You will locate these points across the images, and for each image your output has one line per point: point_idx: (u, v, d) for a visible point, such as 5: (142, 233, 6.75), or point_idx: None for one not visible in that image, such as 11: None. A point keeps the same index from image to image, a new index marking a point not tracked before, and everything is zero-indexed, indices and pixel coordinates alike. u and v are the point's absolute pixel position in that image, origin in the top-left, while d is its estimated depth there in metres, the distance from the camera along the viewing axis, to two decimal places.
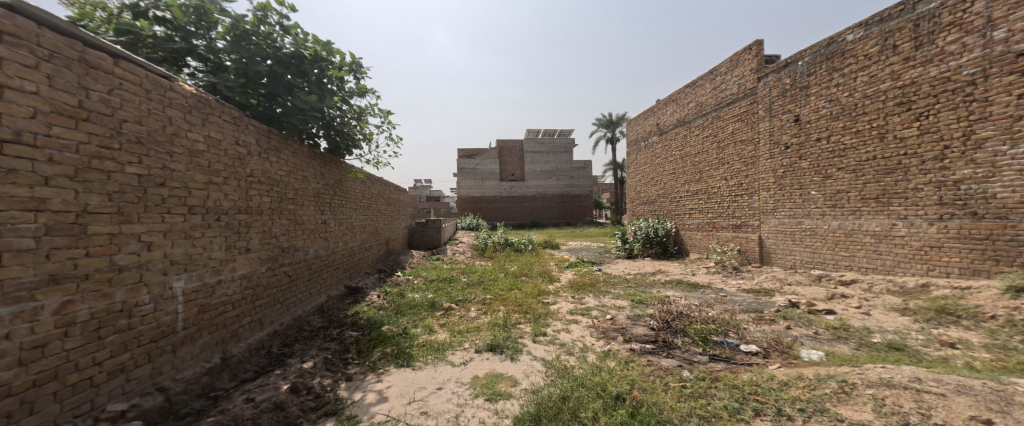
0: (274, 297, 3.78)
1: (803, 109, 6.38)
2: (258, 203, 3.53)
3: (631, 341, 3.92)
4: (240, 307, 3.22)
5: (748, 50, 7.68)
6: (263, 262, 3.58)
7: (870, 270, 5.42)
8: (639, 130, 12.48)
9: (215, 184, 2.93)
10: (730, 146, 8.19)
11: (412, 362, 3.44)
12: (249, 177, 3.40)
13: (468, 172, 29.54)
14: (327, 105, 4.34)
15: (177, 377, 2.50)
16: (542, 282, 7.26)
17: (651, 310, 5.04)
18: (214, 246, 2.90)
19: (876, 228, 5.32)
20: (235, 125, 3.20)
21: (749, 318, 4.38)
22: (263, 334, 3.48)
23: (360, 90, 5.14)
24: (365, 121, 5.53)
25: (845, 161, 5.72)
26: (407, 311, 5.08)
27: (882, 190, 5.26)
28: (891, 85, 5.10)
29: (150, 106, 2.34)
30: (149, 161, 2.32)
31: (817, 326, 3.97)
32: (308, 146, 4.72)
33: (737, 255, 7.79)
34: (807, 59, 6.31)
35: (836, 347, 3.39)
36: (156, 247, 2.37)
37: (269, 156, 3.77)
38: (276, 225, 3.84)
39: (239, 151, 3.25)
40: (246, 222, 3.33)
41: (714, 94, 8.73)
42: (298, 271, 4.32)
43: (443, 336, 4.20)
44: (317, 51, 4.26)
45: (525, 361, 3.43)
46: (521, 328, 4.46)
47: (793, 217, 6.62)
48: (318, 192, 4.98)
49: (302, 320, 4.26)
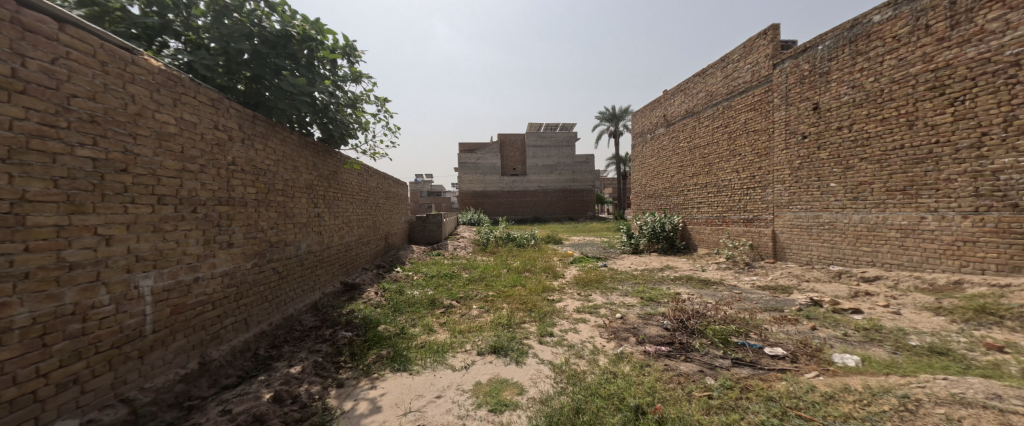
0: (261, 295, 3.51)
1: (822, 97, 6.03)
2: (242, 194, 3.25)
3: (645, 343, 3.66)
4: (221, 307, 2.95)
5: (762, 35, 7.32)
6: (248, 258, 3.32)
7: (894, 266, 5.12)
8: (645, 122, 12.11)
9: (190, 172, 2.65)
10: (742, 137, 7.86)
11: (410, 366, 3.17)
12: (231, 165, 3.11)
13: (469, 167, 29.21)
14: (318, 89, 4.04)
15: (145, 386, 2.24)
16: (546, 278, 7.01)
17: (662, 309, 4.77)
18: (190, 239, 2.63)
19: (902, 222, 5.02)
20: (214, 107, 2.92)
21: (770, 318, 4.10)
22: (248, 336, 3.22)
23: (354, 75, 4.85)
24: (360, 109, 5.24)
25: (868, 151, 5.41)
26: (405, 309, 4.81)
27: (910, 181, 4.95)
28: (923, 68, 4.77)
29: (107, 81, 2.06)
30: (106, 143, 2.04)
31: (846, 327, 3.69)
32: (300, 135, 4.43)
33: (749, 250, 7.49)
34: (828, 43, 5.96)
35: (871, 350, 3.12)
36: (117, 241, 2.10)
37: (255, 142, 3.48)
38: (263, 218, 3.57)
39: (218, 136, 2.96)
40: (228, 215, 3.06)
41: (725, 82, 8.38)
42: (289, 267, 4.06)
43: (444, 336, 3.93)
44: (306, 29, 3.93)
45: (532, 366, 3.17)
46: (526, 327, 4.19)
47: (810, 211, 6.30)
48: (311, 184, 4.71)
49: (294, 319, 4.01)
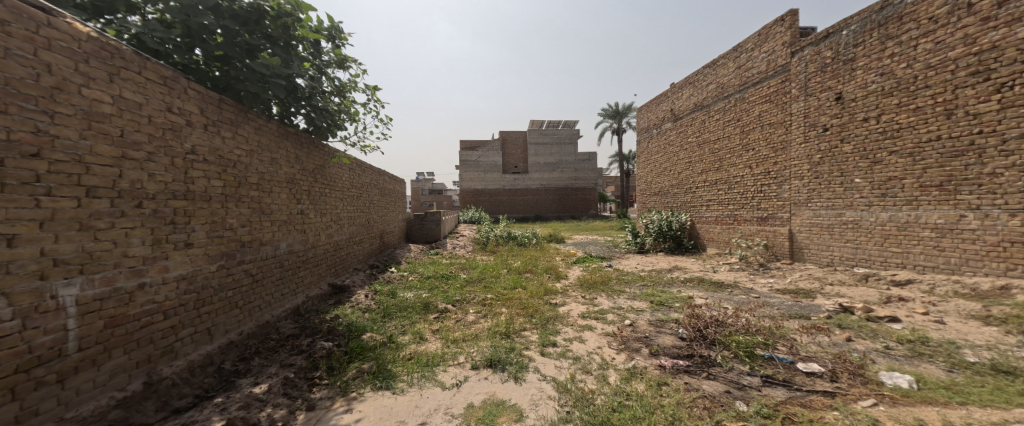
0: (228, 301, 3.13)
1: (847, 86, 5.59)
2: (204, 187, 2.86)
3: (659, 356, 3.25)
4: (176, 317, 2.57)
5: (780, 22, 6.87)
6: (212, 260, 2.93)
7: (929, 269, 4.71)
8: (651, 117, 11.65)
9: (133, 160, 2.27)
10: (757, 130, 7.41)
11: (393, 383, 2.79)
12: (190, 155, 2.72)
13: (471, 165, 28.79)
14: (296, 72, 3.61)
15: (66, 416, 1.90)
16: (548, 280, 6.61)
17: (676, 316, 4.36)
18: (132, 239, 2.25)
19: (938, 220, 4.61)
20: (166, 87, 2.53)
21: (798, 327, 3.69)
22: (211, 348, 2.84)
23: (339, 59, 4.45)
24: (348, 98, 4.85)
25: (899, 144, 4.98)
26: (395, 314, 4.42)
27: (947, 176, 4.53)
28: (964, 52, 4.36)
29: (9, 45, 1.74)
30: (7, 120, 1.72)
31: (886, 339, 3.28)
32: (277, 124, 4.02)
33: (764, 251, 7.06)
34: (854, 27, 5.53)
35: (922, 368, 2.73)
36: (23, 241, 1.77)
37: (221, 129, 3.08)
38: (231, 215, 3.17)
39: (171, 120, 2.57)
40: (185, 211, 2.67)
41: (737, 73, 7.95)
42: (265, 269, 3.67)
43: (435, 346, 3.54)
44: (280, 3, 3.41)
45: (533, 383, 2.79)
46: (526, 336, 3.79)
47: (831, 209, 5.88)
48: (293, 178, 4.31)
49: (270, 327, 3.63)
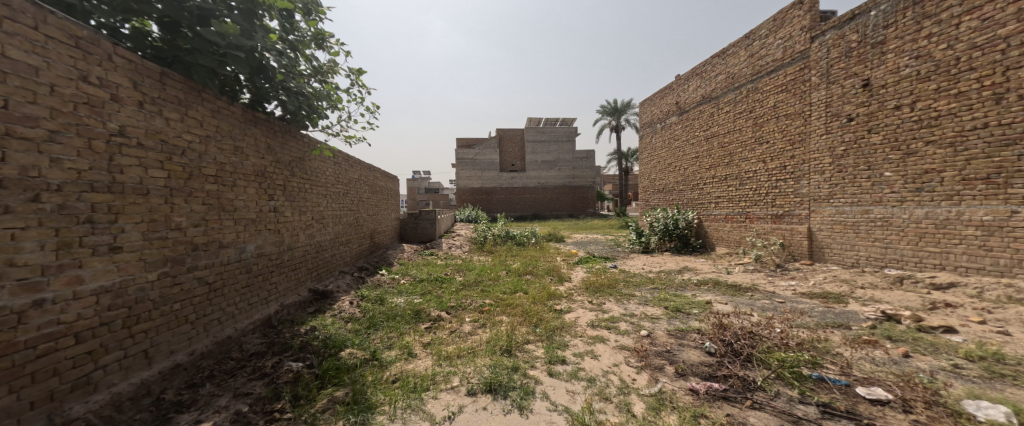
0: (176, 315, 2.60)
1: (875, 71, 5.13)
2: (139, 178, 2.33)
3: (688, 376, 2.75)
4: (96, 338, 2.07)
5: (798, 5, 6.39)
6: (150, 267, 2.40)
7: (973, 271, 4.27)
8: (654, 111, 11.16)
9: (23, 139, 1.78)
10: (771, 122, 6.95)
11: (372, 417, 2.28)
12: (117, 137, 2.19)
13: (467, 163, 28.21)
14: (261, 44, 3.05)
15: None
16: (550, 282, 6.12)
17: (697, 325, 3.86)
18: (22, 243, 1.77)
19: (984, 217, 4.17)
20: (79, 50, 2.01)
21: (840, 339, 3.22)
22: (148, 374, 2.33)
23: (317, 36, 3.90)
24: (329, 82, 4.32)
25: (937, 133, 4.55)
26: (381, 324, 3.90)
27: (996, 168, 4.10)
28: (1017, 29, 3.92)
29: None
30: None
31: (952, 355, 2.81)
32: (243, 108, 3.49)
33: (780, 251, 6.59)
34: (883, 7, 5.07)
35: (1010, 394, 2.27)
36: None
37: (167, 108, 2.56)
38: (179, 213, 2.63)
39: (88, 93, 2.05)
40: (110, 207, 2.14)
41: (750, 62, 7.49)
42: (226, 276, 3.14)
43: (425, 365, 3.03)
44: None
45: (541, 415, 2.30)
46: (530, 350, 3.29)
47: (856, 205, 5.43)
48: (263, 170, 3.78)
49: (232, 343, 3.11)
